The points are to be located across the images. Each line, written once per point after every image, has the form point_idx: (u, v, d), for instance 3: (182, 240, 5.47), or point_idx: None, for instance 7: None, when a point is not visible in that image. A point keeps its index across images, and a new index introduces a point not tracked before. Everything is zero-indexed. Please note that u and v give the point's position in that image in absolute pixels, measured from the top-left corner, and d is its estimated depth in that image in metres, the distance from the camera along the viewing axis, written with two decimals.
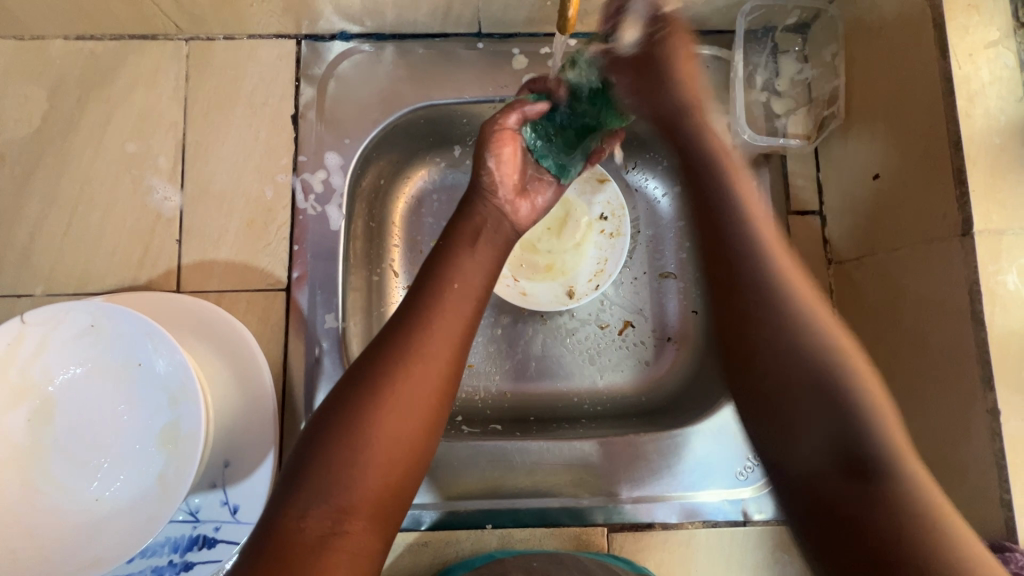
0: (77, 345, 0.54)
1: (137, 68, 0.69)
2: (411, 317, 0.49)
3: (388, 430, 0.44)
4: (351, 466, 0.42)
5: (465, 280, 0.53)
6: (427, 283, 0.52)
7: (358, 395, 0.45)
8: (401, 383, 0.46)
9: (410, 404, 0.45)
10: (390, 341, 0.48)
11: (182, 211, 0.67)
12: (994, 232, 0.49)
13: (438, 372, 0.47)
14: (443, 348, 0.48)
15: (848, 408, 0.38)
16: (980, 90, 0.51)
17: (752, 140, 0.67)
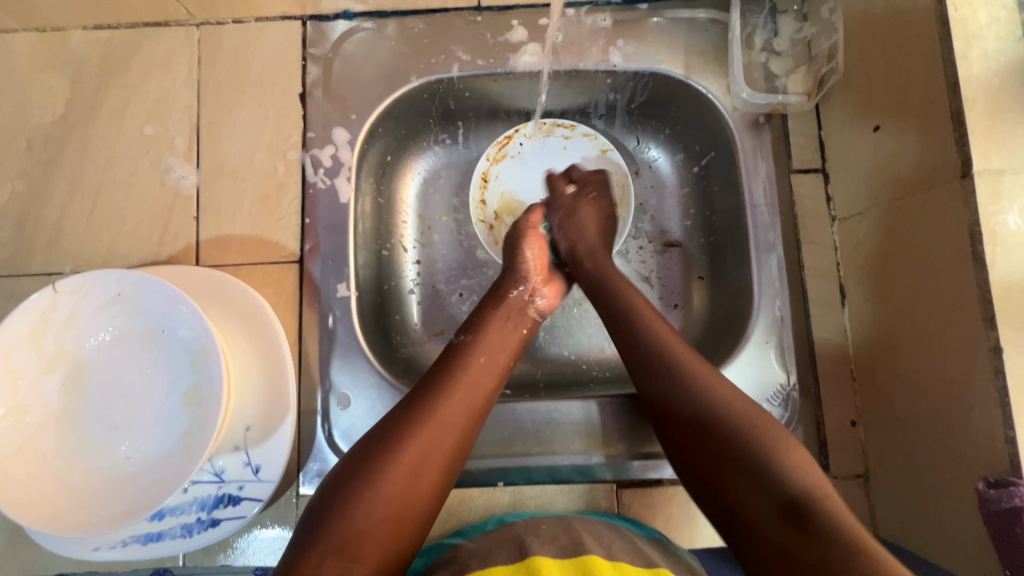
0: (105, 313, 0.57)
1: (152, 54, 0.72)
2: (433, 386, 0.55)
3: (409, 475, 0.49)
4: (374, 501, 0.47)
5: (488, 348, 0.59)
6: (454, 352, 0.59)
7: (385, 441, 0.51)
8: (427, 434, 0.51)
9: (433, 453, 0.51)
10: (419, 395, 0.54)
11: (198, 189, 0.69)
12: (995, 172, 0.49)
13: (460, 427, 0.53)
14: (467, 408, 0.54)
15: (770, 467, 0.48)
16: (977, 32, 0.51)
17: (750, 99, 0.69)
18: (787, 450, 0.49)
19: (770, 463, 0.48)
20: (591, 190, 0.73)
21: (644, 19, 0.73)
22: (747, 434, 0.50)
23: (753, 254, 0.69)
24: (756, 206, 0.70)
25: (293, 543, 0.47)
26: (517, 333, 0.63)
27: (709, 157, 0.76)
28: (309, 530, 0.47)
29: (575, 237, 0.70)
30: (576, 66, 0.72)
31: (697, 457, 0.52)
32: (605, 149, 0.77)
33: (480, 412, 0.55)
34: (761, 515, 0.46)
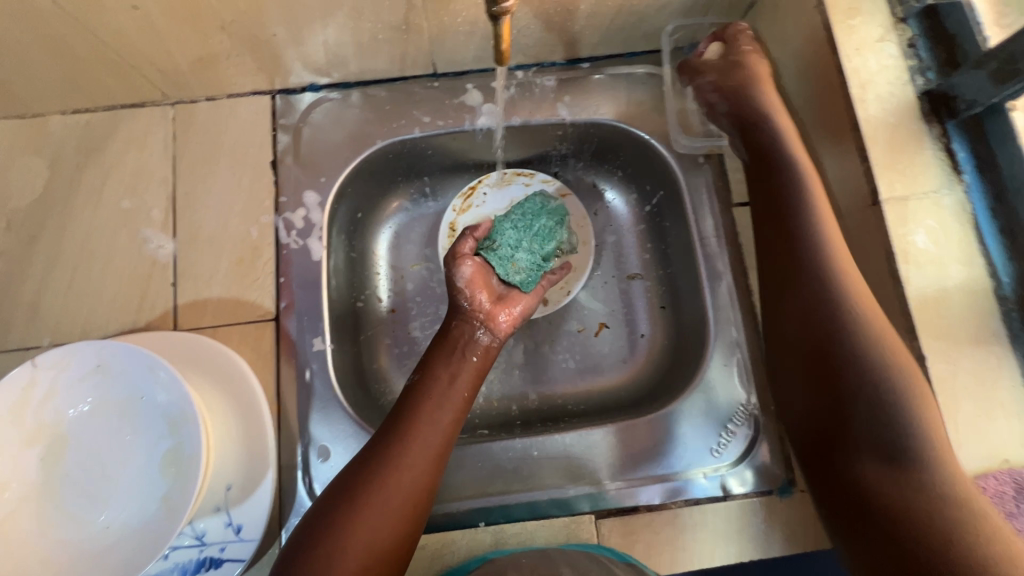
0: (83, 384, 0.59)
1: (129, 133, 0.76)
2: (390, 433, 0.57)
3: (372, 527, 0.51)
4: (334, 556, 0.49)
5: (442, 389, 0.61)
6: (410, 394, 0.61)
7: (345, 497, 0.53)
8: (383, 484, 0.53)
9: (391, 501, 0.53)
10: (375, 446, 0.56)
11: (175, 257, 0.72)
12: (900, 199, 0.55)
13: (420, 474, 0.55)
14: (423, 453, 0.56)
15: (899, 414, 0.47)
16: (870, 79, 0.58)
17: (688, 145, 0.76)
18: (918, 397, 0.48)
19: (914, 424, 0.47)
20: (746, 48, 0.69)
21: (587, 77, 0.80)
22: (892, 394, 0.48)
23: (704, 283, 0.74)
24: (705, 238, 0.75)
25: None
26: (478, 365, 0.66)
27: (658, 196, 0.82)
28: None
29: (739, 104, 0.67)
30: (528, 121, 0.79)
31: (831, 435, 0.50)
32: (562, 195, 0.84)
33: (440, 454, 0.57)
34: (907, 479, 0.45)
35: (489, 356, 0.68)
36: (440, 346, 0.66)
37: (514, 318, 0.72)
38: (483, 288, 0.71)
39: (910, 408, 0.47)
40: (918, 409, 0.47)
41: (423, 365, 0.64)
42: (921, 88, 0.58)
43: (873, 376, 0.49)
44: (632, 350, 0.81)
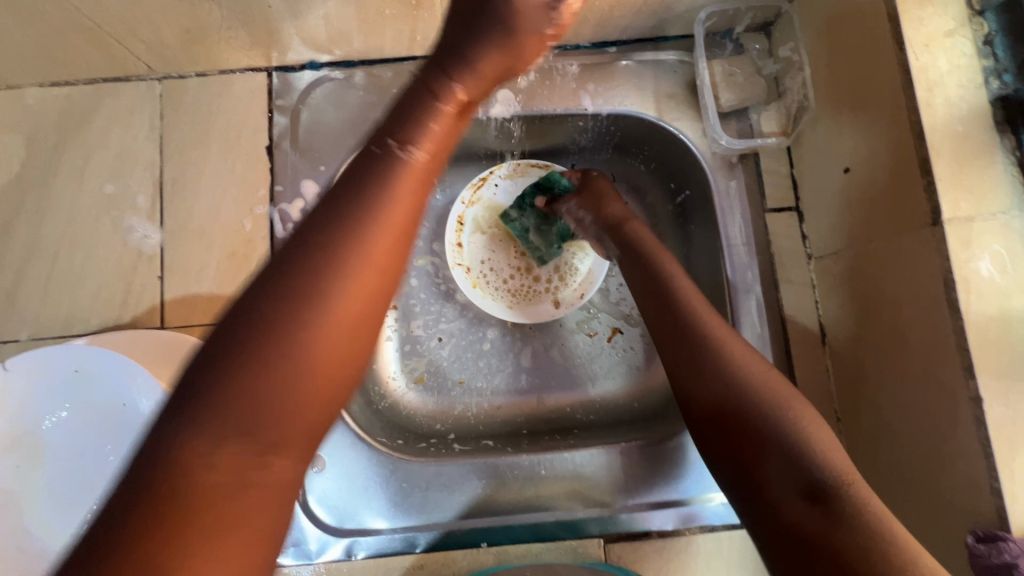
0: (61, 389, 0.54)
1: (113, 110, 0.70)
2: (317, 269, 0.34)
3: (309, 377, 0.33)
4: (261, 405, 0.32)
5: (412, 183, 0.38)
6: (374, 168, 0.38)
7: (266, 311, 0.33)
8: (318, 324, 0.33)
9: (329, 349, 0.33)
10: (327, 207, 0.36)
11: (163, 248, 0.67)
12: (964, 219, 0.49)
13: (367, 291, 0.35)
14: (372, 269, 0.35)
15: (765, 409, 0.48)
16: (939, 80, 0.51)
17: (729, 145, 0.69)
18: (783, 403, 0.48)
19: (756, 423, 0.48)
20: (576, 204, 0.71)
21: (613, 62, 0.73)
22: (743, 395, 0.49)
23: (732, 295, 0.68)
24: (733, 244, 0.70)
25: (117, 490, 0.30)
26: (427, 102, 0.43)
27: (684, 195, 0.76)
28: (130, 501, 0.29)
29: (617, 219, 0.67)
30: (540, 110, 0.72)
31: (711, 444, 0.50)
32: None
33: (409, 216, 0.37)
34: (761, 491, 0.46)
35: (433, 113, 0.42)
36: (413, 106, 0.43)
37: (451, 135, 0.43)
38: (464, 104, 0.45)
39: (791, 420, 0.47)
40: (769, 407, 0.48)
41: (404, 134, 0.40)
42: (996, 93, 0.51)
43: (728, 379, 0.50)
44: (649, 360, 0.76)
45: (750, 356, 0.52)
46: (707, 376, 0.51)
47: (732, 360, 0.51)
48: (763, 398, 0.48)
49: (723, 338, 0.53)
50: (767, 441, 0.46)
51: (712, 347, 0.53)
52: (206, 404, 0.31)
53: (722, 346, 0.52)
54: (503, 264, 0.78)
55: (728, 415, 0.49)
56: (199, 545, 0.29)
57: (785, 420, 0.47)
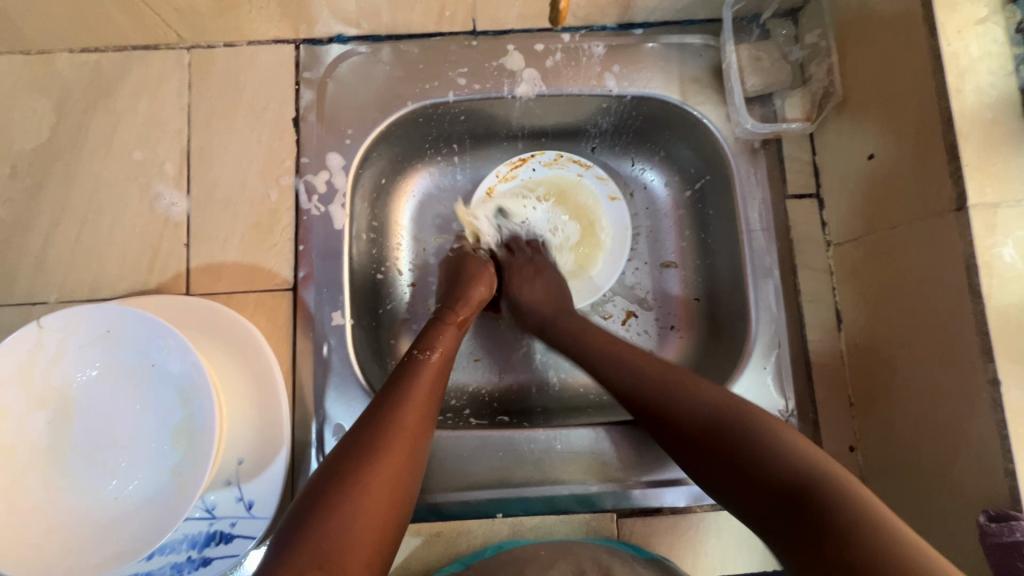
0: (92, 349, 0.56)
1: (142, 78, 0.70)
2: (379, 422, 0.51)
3: (385, 491, 0.47)
4: (349, 515, 0.45)
5: (434, 366, 0.58)
6: (410, 368, 0.57)
7: (354, 450, 0.48)
8: (390, 445, 0.49)
9: (390, 479, 0.48)
10: (385, 391, 0.54)
11: (189, 216, 0.68)
12: (989, 206, 0.50)
13: (413, 436, 0.51)
14: (418, 408, 0.54)
15: (719, 427, 0.51)
16: (969, 66, 0.51)
17: (754, 129, 0.69)
18: (743, 428, 0.50)
19: (731, 438, 0.50)
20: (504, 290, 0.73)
21: (639, 44, 0.73)
22: (706, 418, 0.52)
23: (750, 280, 0.69)
24: (752, 229, 0.70)
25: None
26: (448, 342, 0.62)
27: (703, 180, 0.76)
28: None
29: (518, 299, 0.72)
30: (561, 91, 0.72)
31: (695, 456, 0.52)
32: (614, 196, 0.78)
33: (437, 394, 0.57)
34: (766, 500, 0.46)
35: (447, 364, 0.60)
36: (431, 324, 0.64)
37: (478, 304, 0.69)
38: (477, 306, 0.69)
39: (754, 437, 0.49)
40: (745, 428, 0.50)
41: (427, 342, 0.61)
42: None
43: (682, 413, 0.53)
44: (661, 342, 0.77)
45: (709, 387, 0.54)
46: (667, 403, 0.55)
47: (685, 394, 0.54)
48: (730, 430, 0.50)
49: (676, 378, 0.57)
50: (752, 474, 0.47)
51: (645, 386, 0.57)
52: (310, 549, 0.42)
53: (657, 375, 0.57)
54: (520, 239, 0.78)
55: (712, 434, 0.51)
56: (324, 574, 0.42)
57: (771, 450, 0.47)
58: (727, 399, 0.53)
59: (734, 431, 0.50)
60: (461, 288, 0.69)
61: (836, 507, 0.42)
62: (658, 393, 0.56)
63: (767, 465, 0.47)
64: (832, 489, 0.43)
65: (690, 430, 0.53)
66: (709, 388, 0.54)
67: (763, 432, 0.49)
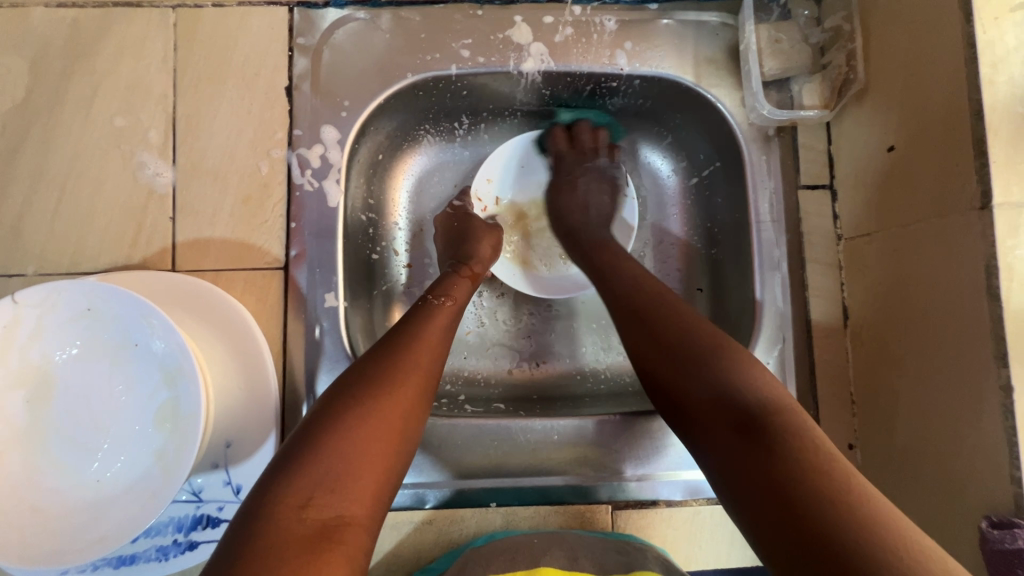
0: (72, 327, 0.53)
1: (124, 37, 0.66)
2: (388, 355, 0.50)
3: (390, 420, 0.45)
4: (354, 440, 0.43)
5: (447, 311, 0.57)
6: (423, 312, 0.56)
7: (364, 378, 0.47)
8: (402, 377, 0.48)
9: (398, 410, 0.46)
10: (394, 331, 0.53)
11: (175, 188, 0.65)
12: (1014, 205, 0.48)
13: (424, 371, 0.50)
14: (429, 350, 0.52)
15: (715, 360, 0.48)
16: (1004, 57, 0.49)
17: (771, 115, 0.66)
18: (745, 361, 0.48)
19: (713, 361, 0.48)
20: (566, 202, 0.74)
21: (654, 20, 0.69)
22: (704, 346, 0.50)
23: (756, 272, 0.67)
24: (762, 221, 0.68)
25: (232, 533, 0.39)
26: (465, 290, 0.62)
27: (712, 167, 0.74)
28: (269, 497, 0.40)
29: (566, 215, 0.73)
30: (570, 67, 0.69)
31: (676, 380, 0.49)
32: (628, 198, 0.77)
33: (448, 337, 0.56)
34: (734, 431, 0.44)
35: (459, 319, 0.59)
36: (444, 277, 0.64)
37: (489, 255, 0.68)
38: (485, 258, 0.68)
39: (737, 364, 0.48)
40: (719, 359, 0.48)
41: (441, 291, 0.60)
42: None
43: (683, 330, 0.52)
44: None
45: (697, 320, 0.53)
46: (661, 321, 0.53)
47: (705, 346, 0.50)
48: (711, 357, 0.49)
49: (673, 309, 0.55)
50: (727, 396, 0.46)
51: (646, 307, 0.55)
52: (314, 472, 0.41)
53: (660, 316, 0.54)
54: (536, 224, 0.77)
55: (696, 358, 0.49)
56: (327, 497, 0.40)
57: (745, 381, 0.46)
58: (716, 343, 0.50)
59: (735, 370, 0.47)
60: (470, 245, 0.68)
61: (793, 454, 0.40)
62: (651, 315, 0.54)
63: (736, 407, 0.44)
64: (796, 425, 0.42)
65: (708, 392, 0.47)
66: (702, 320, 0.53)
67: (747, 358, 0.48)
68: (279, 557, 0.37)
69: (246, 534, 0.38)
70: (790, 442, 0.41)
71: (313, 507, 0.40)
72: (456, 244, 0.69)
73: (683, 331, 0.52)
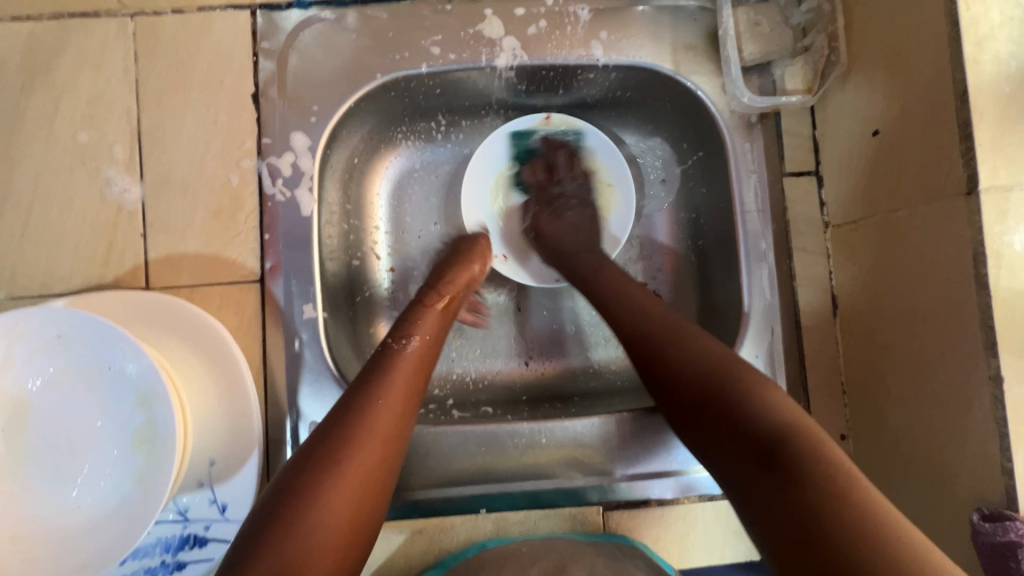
0: (43, 353, 0.52)
1: (82, 49, 0.64)
2: (353, 406, 0.47)
3: (353, 484, 0.43)
4: (313, 511, 0.41)
5: (415, 355, 0.54)
6: (388, 359, 0.52)
7: (326, 441, 0.45)
8: (367, 432, 0.46)
9: (363, 469, 0.44)
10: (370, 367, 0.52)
11: (144, 204, 0.63)
12: (1001, 189, 0.46)
13: (390, 421, 0.47)
14: (402, 398, 0.49)
15: (728, 376, 0.47)
16: (989, 34, 0.47)
17: (752, 103, 0.64)
18: (747, 374, 0.47)
19: (703, 366, 0.48)
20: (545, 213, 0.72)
21: (628, 7, 0.67)
22: (691, 356, 0.49)
23: (743, 264, 0.66)
24: (747, 211, 0.66)
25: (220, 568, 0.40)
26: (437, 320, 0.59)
27: (696, 156, 0.72)
28: (232, 571, 0.39)
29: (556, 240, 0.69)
30: (545, 61, 0.67)
31: (668, 390, 0.50)
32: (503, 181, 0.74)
33: (419, 381, 0.53)
34: (744, 439, 0.43)
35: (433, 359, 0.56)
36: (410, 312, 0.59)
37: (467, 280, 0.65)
38: (458, 283, 0.64)
39: (734, 369, 0.47)
40: (711, 361, 0.48)
41: (407, 330, 0.56)
42: None
43: (661, 342, 0.52)
44: None
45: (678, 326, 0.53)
46: (641, 321, 0.54)
47: (661, 333, 0.53)
48: (694, 361, 0.49)
49: (667, 322, 0.53)
50: (721, 398, 0.46)
51: (633, 315, 0.56)
52: (270, 544, 0.39)
53: (645, 309, 0.56)
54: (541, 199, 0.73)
55: (684, 363, 0.49)
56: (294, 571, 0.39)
57: (733, 393, 0.45)
58: (668, 328, 0.53)
59: (720, 377, 0.47)
60: (443, 275, 0.64)
61: (810, 477, 0.39)
62: (626, 327, 0.55)
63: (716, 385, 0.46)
64: (811, 444, 0.41)
65: (686, 389, 0.48)
66: (689, 329, 0.53)
67: (749, 371, 0.47)
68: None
69: None
70: (800, 445, 0.41)
71: None
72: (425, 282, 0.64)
73: (666, 331, 0.52)
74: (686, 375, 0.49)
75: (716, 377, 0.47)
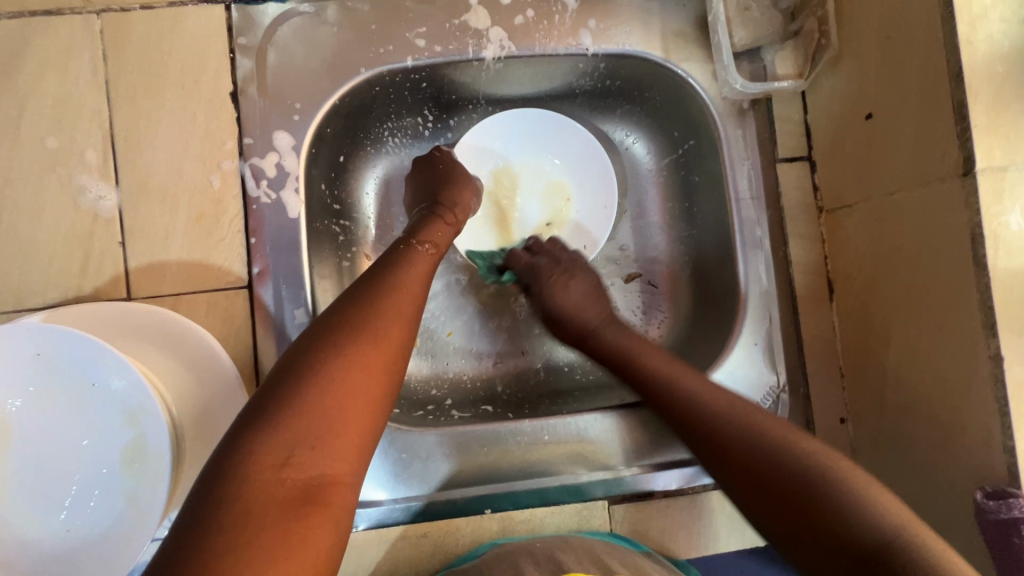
0: (22, 372, 0.50)
1: (47, 50, 0.61)
2: (363, 293, 0.45)
3: (369, 368, 0.41)
4: (326, 392, 0.39)
5: (429, 258, 0.53)
6: (403, 254, 0.52)
7: (338, 322, 0.43)
8: (382, 327, 0.44)
9: (378, 358, 0.42)
10: (373, 272, 0.49)
11: (121, 210, 0.60)
12: (997, 169, 0.46)
13: (404, 313, 0.46)
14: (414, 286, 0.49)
15: (754, 424, 0.50)
16: (982, 13, 0.47)
17: (744, 89, 0.63)
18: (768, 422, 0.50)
19: (713, 414, 0.52)
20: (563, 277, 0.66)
21: None
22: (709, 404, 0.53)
23: (740, 252, 0.65)
24: (742, 198, 0.66)
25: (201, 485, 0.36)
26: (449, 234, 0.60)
27: (688, 145, 0.71)
28: (243, 450, 0.37)
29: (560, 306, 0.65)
30: (534, 52, 0.65)
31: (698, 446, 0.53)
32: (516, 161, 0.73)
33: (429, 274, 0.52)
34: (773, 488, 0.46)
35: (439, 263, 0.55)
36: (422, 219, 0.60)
37: (470, 206, 0.65)
38: (464, 203, 0.64)
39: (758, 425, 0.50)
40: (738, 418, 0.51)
41: (424, 236, 0.57)
42: None
43: (696, 403, 0.54)
44: (648, 312, 0.74)
45: (700, 380, 0.56)
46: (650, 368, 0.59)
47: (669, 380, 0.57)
48: (723, 420, 0.51)
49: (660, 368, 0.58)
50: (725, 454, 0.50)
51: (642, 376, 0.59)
52: (285, 428, 0.37)
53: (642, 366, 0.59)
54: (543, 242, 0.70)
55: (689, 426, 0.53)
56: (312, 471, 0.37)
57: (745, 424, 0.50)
58: (689, 378, 0.56)
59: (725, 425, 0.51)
60: (448, 193, 0.63)
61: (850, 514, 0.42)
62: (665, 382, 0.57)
63: (733, 428, 0.50)
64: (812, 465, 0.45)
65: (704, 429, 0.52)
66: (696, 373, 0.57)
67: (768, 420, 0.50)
68: (262, 505, 0.35)
69: (215, 495, 0.35)
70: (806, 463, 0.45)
71: (293, 478, 0.36)
72: (433, 190, 0.64)
73: (673, 377, 0.57)
74: (718, 432, 0.51)
75: (746, 426, 0.50)
